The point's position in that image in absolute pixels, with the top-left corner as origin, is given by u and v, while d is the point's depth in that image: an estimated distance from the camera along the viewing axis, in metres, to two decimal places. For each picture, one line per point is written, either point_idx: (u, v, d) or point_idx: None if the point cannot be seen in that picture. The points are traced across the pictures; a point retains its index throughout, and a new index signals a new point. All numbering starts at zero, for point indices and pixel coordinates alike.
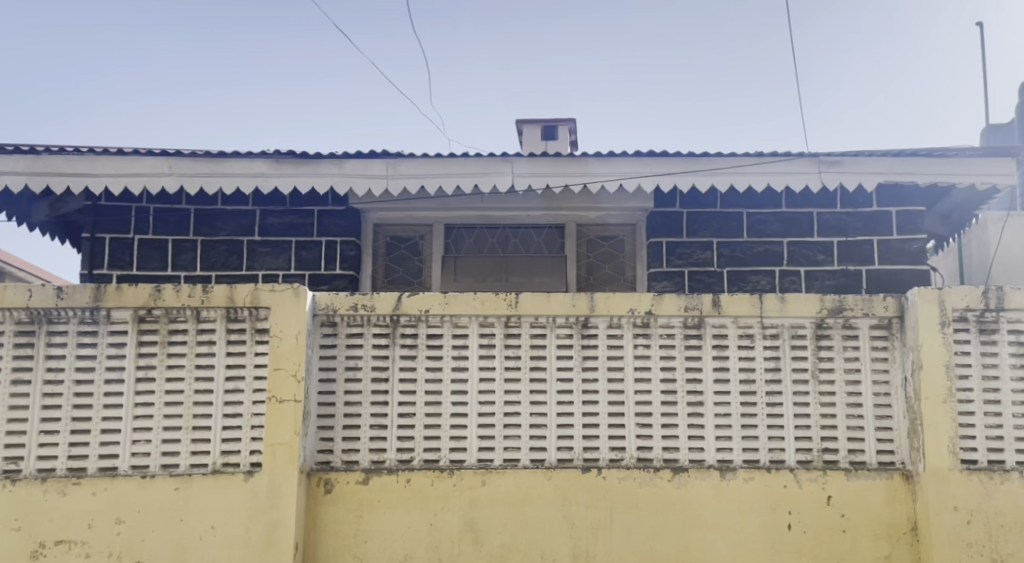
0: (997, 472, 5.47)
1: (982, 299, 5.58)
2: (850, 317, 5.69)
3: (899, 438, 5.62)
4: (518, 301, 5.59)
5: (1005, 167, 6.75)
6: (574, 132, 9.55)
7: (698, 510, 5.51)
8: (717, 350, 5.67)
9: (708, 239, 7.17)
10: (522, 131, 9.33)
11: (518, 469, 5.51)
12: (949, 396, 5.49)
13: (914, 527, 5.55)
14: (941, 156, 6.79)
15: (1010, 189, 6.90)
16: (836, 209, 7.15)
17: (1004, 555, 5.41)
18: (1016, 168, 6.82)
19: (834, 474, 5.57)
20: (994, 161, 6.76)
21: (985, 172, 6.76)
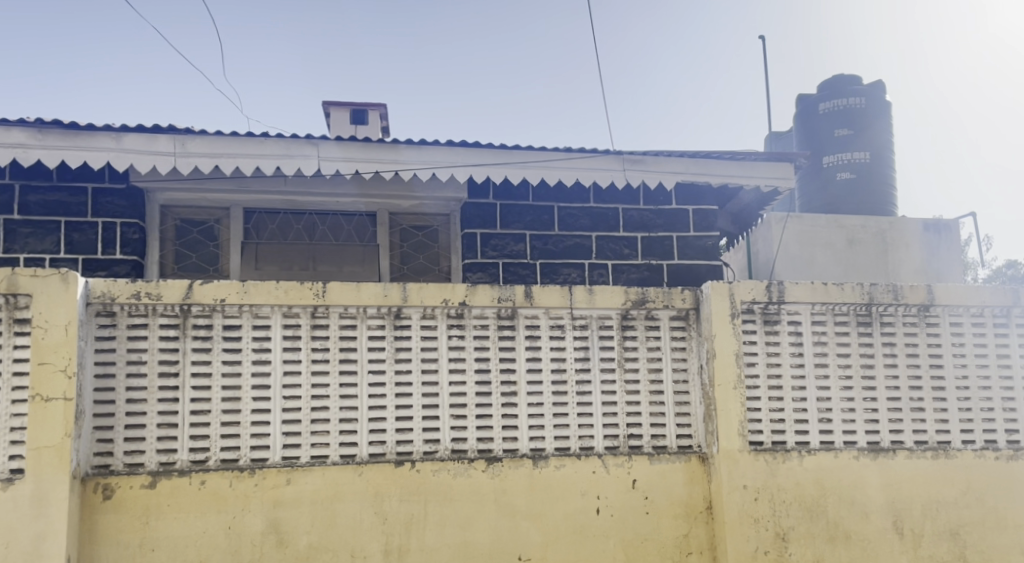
0: (779, 451, 5.77)
1: (766, 292, 5.87)
2: (652, 309, 5.82)
3: (696, 422, 5.81)
4: (326, 290, 5.33)
5: (787, 172, 7.24)
6: (385, 116, 9.34)
7: (509, 500, 5.45)
8: (530, 341, 5.64)
9: (520, 232, 7.12)
10: (329, 113, 9.01)
11: (327, 466, 5.25)
12: (738, 382, 5.74)
13: (709, 506, 5.73)
14: (732, 159, 7.12)
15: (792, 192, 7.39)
16: (639, 206, 7.29)
17: (786, 528, 5.68)
18: (795, 174, 7.30)
19: (640, 458, 5.67)
20: (777, 166, 7.21)
21: (770, 176, 7.21)
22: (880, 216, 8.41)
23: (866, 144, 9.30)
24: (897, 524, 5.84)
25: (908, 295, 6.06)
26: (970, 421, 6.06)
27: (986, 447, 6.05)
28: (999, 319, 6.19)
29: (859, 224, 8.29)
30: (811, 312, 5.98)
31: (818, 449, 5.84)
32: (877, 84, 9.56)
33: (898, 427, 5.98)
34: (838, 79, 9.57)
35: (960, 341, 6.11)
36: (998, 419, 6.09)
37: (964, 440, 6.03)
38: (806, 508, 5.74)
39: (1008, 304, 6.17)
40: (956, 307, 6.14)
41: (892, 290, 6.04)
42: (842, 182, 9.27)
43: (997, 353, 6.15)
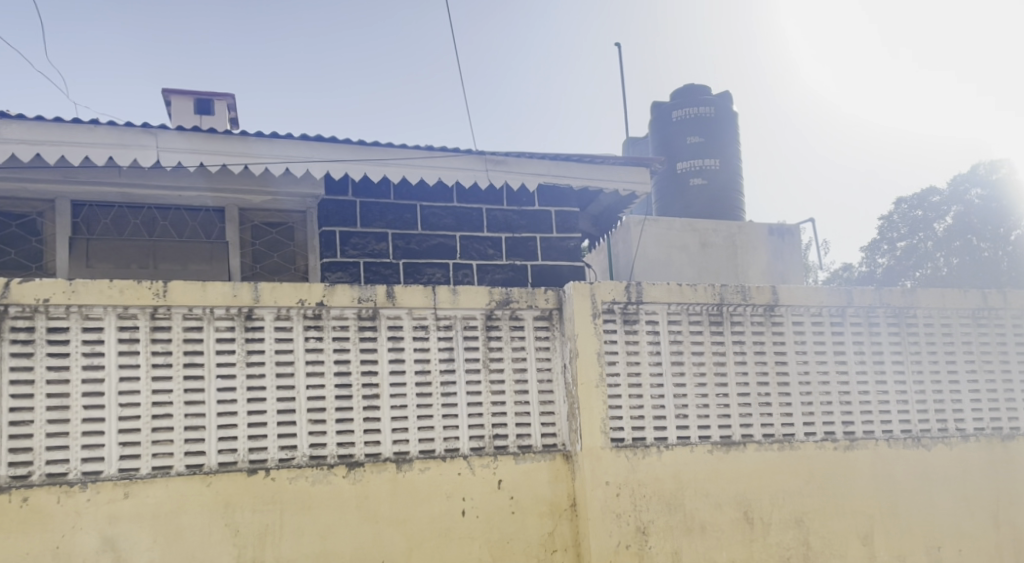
0: (639, 447, 5.80)
1: (625, 293, 5.94)
2: (516, 309, 5.76)
3: (560, 421, 5.78)
4: (167, 290, 5.00)
5: (645, 176, 7.32)
6: (233, 108, 8.97)
7: (371, 505, 5.24)
8: (392, 342, 5.46)
9: (382, 231, 6.89)
10: (169, 101, 8.54)
11: (170, 477, 4.92)
12: (600, 380, 5.74)
13: (573, 503, 5.69)
14: (591, 162, 7.13)
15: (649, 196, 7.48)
16: (502, 206, 7.19)
17: (646, 522, 5.70)
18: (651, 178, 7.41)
19: (505, 458, 5.57)
20: (636, 170, 7.28)
21: (629, 180, 7.27)
22: (729, 221, 8.63)
23: (717, 151, 9.46)
24: (747, 514, 5.96)
25: (754, 295, 6.29)
26: (811, 414, 6.32)
27: (826, 438, 6.31)
28: (835, 318, 6.55)
29: (710, 228, 8.47)
30: (667, 312, 6.09)
31: (675, 444, 5.91)
32: (725, 93, 9.74)
33: (748, 421, 6.14)
34: (690, 88, 9.69)
35: (801, 340, 6.40)
36: (835, 411, 6.39)
37: (806, 432, 6.27)
38: (665, 502, 5.78)
39: (842, 303, 6.53)
40: (797, 307, 6.42)
41: (740, 291, 6.25)
42: (695, 187, 9.36)
43: (834, 351, 6.48)
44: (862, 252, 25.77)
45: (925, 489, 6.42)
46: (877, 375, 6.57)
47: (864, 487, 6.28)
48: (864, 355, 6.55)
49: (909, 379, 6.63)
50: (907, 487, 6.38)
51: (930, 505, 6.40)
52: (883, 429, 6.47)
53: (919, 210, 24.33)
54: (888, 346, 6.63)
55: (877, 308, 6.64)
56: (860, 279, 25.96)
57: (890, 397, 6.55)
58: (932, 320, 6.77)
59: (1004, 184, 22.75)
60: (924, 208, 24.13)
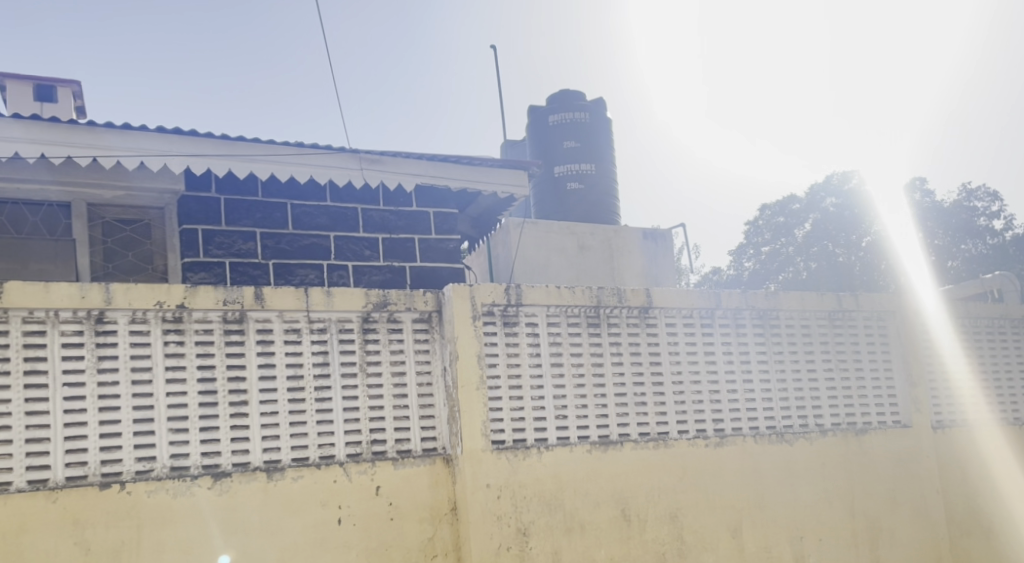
0: (520, 449, 5.71)
1: (504, 295, 5.86)
2: (394, 312, 5.59)
3: (440, 424, 5.62)
4: (4, 291, 4.62)
5: (524, 180, 7.24)
6: (77, 93, 8.50)
7: (240, 517, 4.95)
8: (261, 347, 5.19)
9: (250, 230, 6.55)
10: (6, 87, 7.97)
11: (10, 494, 4.53)
12: (481, 383, 5.64)
13: (454, 507, 5.54)
14: (469, 165, 7.00)
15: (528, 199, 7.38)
16: (378, 206, 6.95)
17: (526, 523, 5.60)
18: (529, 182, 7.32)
19: (383, 464, 5.36)
20: (514, 173, 7.17)
21: (508, 182, 7.15)
22: (605, 226, 8.56)
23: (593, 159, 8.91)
24: (624, 512, 5.95)
25: (630, 298, 6.31)
26: (684, 413, 6.39)
27: (698, 436, 6.39)
28: (706, 319, 6.66)
29: (588, 232, 8.38)
30: (547, 314, 6.04)
31: (554, 445, 5.85)
32: (599, 101, 9.22)
33: (625, 420, 6.15)
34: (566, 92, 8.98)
35: (674, 340, 6.48)
36: (707, 409, 6.49)
37: (679, 430, 6.34)
38: (544, 502, 5.71)
39: (712, 305, 6.65)
40: (670, 309, 6.50)
41: (617, 293, 6.26)
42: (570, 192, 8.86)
43: (704, 350, 6.59)
44: (729, 256, 26.56)
45: (789, 482, 6.59)
46: (745, 374, 6.73)
47: (734, 482, 6.39)
48: (732, 354, 6.71)
49: (772, 378, 6.82)
50: (773, 481, 6.54)
51: (795, 497, 6.57)
52: (750, 425, 6.62)
53: (781, 217, 25.30)
54: (754, 346, 6.81)
55: (743, 310, 6.81)
56: (727, 282, 26.76)
57: (756, 396, 6.72)
58: (793, 322, 7.01)
59: (857, 193, 23.95)
60: (785, 215, 25.12)
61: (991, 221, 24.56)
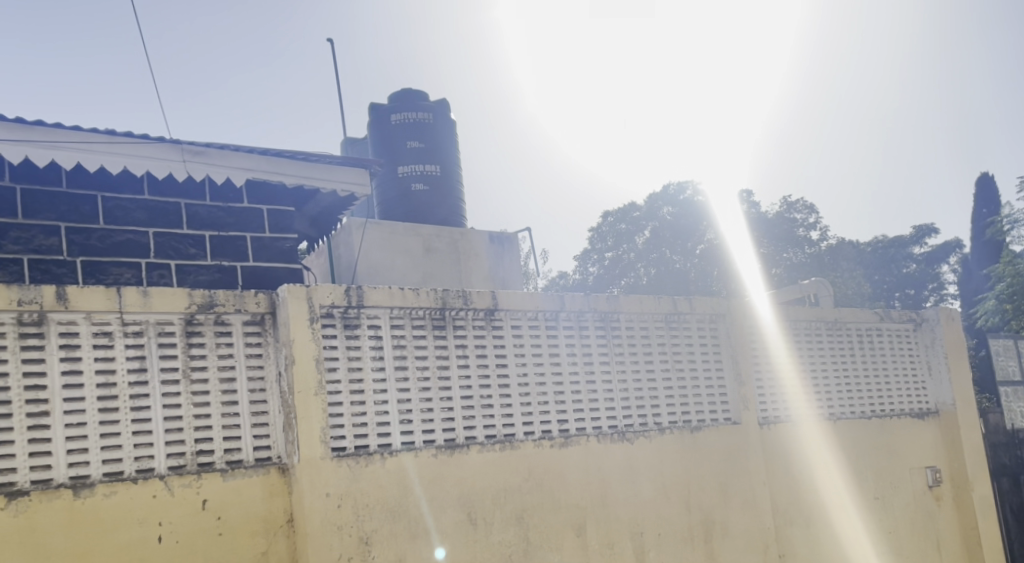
0: (362, 456, 5.47)
1: (345, 296, 5.60)
2: (221, 314, 5.24)
3: (275, 432, 5.31)
4: None
5: (364, 179, 6.99)
6: None
7: (41, 538, 4.50)
8: (66, 352, 4.75)
9: (54, 224, 5.82)
10: None
11: None
12: (319, 388, 5.35)
13: (290, 519, 5.24)
14: (305, 160, 6.65)
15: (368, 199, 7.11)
16: (205, 202, 6.33)
17: (368, 532, 5.37)
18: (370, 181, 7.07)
19: (210, 476, 5.00)
20: (353, 171, 6.90)
21: (347, 180, 6.86)
22: (451, 227, 8.08)
23: (441, 160, 8.36)
24: (470, 515, 5.81)
25: (476, 300, 6.18)
26: (530, 415, 6.32)
27: (543, 437, 6.33)
28: (551, 321, 6.62)
29: (433, 233, 7.90)
30: (390, 316, 5.83)
31: (399, 450, 5.65)
32: (442, 100, 8.62)
33: (471, 423, 6.02)
34: (406, 91, 8.42)
35: (520, 342, 6.40)
36: (552, 410, 6.44)
37: (525, 432, 6.25)
38: (388, 509, 5.49)
39: (557, 308, 6.61)
40: (517, 311, 6.42)
41: (463, 295, 6.12)
42: (416, 193, 8.16)
43: (549, 351, 6.55)
44: (573, 261, 26.96)
45: (631, 480, 6.63)
46: (588, 375, 6.73)
47: (577, 481, 6.37)
48: (575, 357, 6.69)
49: (614, 378, 6.86)
50: (616, 479, 6.56)
51: (635, 493, 6.62)
52: (594, 425, 6.62)
53: (621, 224, 25.93)
54: (597, 348, 6.83)
55: (586, 313, 6.81)
56: (570, 287, 27.12)
57: (599, 396, 6.73)
58: (633, 324, 7.08)
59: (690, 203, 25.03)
60: (626, 222, 25.77)
61: (809, 232, 26.36)
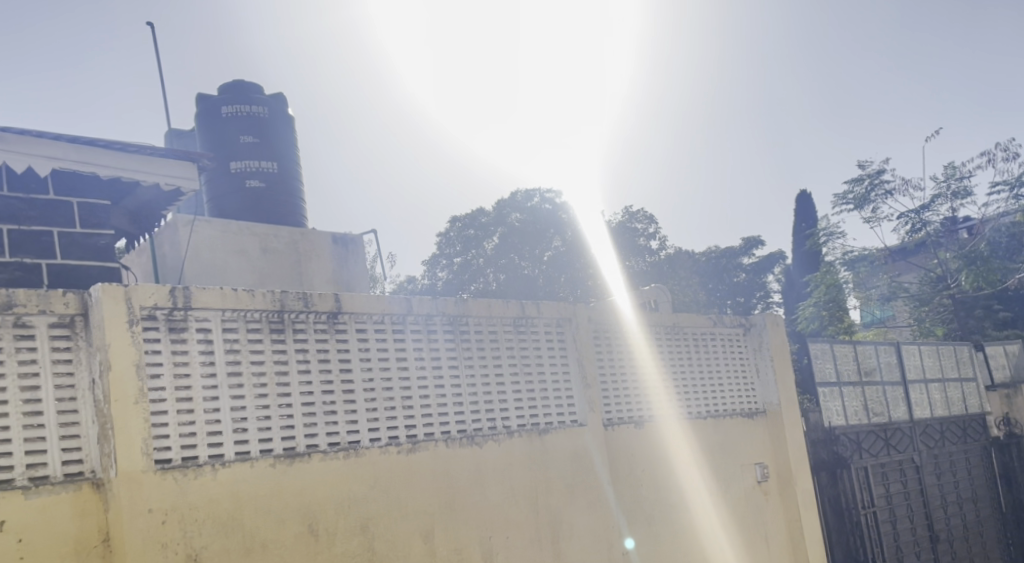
0: (190, 468, 5.13)
1: (170, 298, 5.25)
2: (22, 315, 4.81)
3: (88, 445, 4.90)
4: None
5: (192, 172, 6.60)
6: None
7: None
8: None
9: None
10: None
11: None
12: (140, 396, 4.98)
13: (105, 539, 4.83)
14: (122, 151, 6.21)
15: (194, 194, 6.70)
16: (3, 192, 5.78)
17: (197, 549, 5.04)
18: (198, 176, 6.68)
19: (9, 495, 4.55)
20: (178, 163, 6.50)
21: (171, 173, 6.45)
22: (291, 227, 7.75)
23: (278, 157, 8.03)
24: (312, 527, 5.54)
25: (317, 302, 5.93)
26: (376, 421, 6.10)
27: (389, 443, 6.12)
28: (397, 325, 6.43)
29: (270, 233, 7.54)
30: (221, 319, 5.49)
31: (233, 460, 5.32)
32: (278, 93, 8.27)
33: (313, 430, 5.75)
34: (241, 83, 8.06)
35: (365, 346, 6.18)
36: (399, 415, 6.25)
37: (371, 438, 6.03)
38: (219, 524, 5.17)
39: (403, 311, 6.43)
40: (361, 315, 6.19)
41: (302, 298, 5.85)
42: (252, 190, 7.80)
43: (397, 355, 6.36)
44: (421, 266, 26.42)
45: (479, 484, 6.52)
46: (436, 379, 6.57)
47: (425, 486, 6.20)
48: (424, 360, 6.53)
49: (463, 382, 6.73)
50: (464, 484, 6.43)
51: (483, 497, 6.51)
52: (442, 430, 6.47)
53: (470, 229, 25.84)
54: (445, 352, 6.69)
55: (434, 316, 6.66)
56: (417, 291, 26.61)
57: (448, 401, 6.58)
58: (482, 327, 6.98)
59: (537, 210, 25.49)
60: (474, 228, 25.77)
61: (649, 241, 27.19)
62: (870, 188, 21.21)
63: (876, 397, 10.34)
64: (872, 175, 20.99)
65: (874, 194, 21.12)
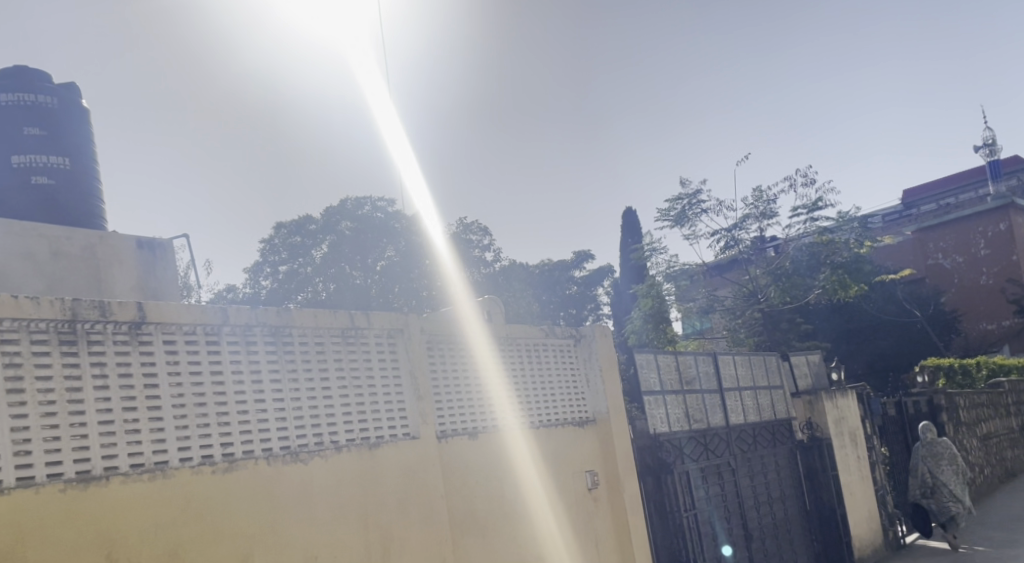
0: None
1: None
2: None
3: None
4: None
5: None
6: None
7: None
8: None
9: None
10: None
11: None
12: None
13: None
14: None
15: None
16: None
17: None
18: None
19: None
20: None
21: None
22: (87, 229, 7.10)
23: (70, 151, 7.40)
24: (111, 556, 5.02)
25: (116, 311, 5.42)
26: (186, 439, 5.62)
27: (202, 463, 5.65)
28: (212, 336, 5.96)
29: (63, 235, 6.85)
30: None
31: (13, 487, 4.76)
32: (67, 83, 7.60)
33: (111, 452, 5.23)
34: (23, 67, 7.31)
35: (174, 359, 5.69)
36: (213, 433, 5.78)
37: (181, 458, 5.55)
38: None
39: (218, 322, 5.97)
40: (169, 325, 5.70)
41: (98, 307, 5.34)
42: (39, 187, 7.12)
43: (211, 368, 5.89)
44: (244, 274, 25.63)
45: (304, 502, 6.13)
46: (256, 394, 6.13)
47: (243, 506, 5.75)
48: (242, 373, 6.07)
49: (286, 396, 6.31)
50: (287, 502, 6.02)
51: (309, 515, 6.12)
52: (263, 447, 6.03)
53: (297, 236, 25.34)
54: (266, 365, 6.25)
55: (254, 326, 6.21)
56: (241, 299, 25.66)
57: (270, 416, 6.15)
58: (307, 338, 6.57)
59: (366, 217, 25.21)
60: (300, 235, 25.38)
61: (484, 252, 27.39)
62: (688, 204, 22.25)
63: (695, 404, 10.60)
64: (689, 196, 22.25)
65: (689, 211, 22.23)
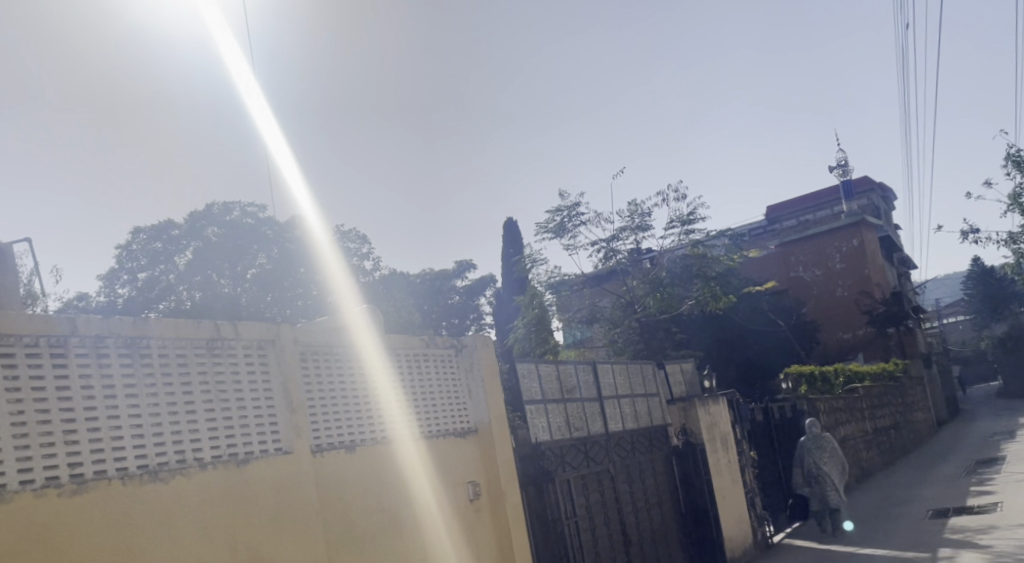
0: None
1: None
2: None
3: None
4: None
5: None
6: None
7: None
8: None
9: None
10: None
11: None
12: None
13: None
14: None
15: None
16: None
17: None
18: None
19: None
20: None
21: None
22: None
23: None
24: None
25: None
26: (28, 460, 5.11)
27: (47, 485, 5.15)
28: (58, 348, 5.46)
29: None
30: None
31: None
32: None
33: None
34: None
35: (12, 373, 5.18)
36: (59, 453, 5.28)
37: (21, 481, 5.04)
38: None
39: (63, 333, 5.49)
40: (7, 336, 5.20)
41: None
42: None
43: (56, 383, 5.39)
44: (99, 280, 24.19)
45: (165, 523, 5.67)
46: (110, 410, 5.64)
47: (93, 530, 5.27)
48: (93, 388, 5.58)
49: (145, 411, 5.83)
50: (144, 524, 5.55)
51: (169, 538, 5.67)
52: (117, 466, 5.55)
53: (156, 242, 24.21)
54: (121, 378, 5.75)
55: (107, 337, 5.73)
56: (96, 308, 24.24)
57: (125, 433, 5.67)
58: (168, 349, 6.08)
59: (234, 223, 24.72)
60: (162, 241, 24.24)
61: (362, 261, 27.01)
62: (567, 216, 22.35)
63: (576, 412, 10.52)
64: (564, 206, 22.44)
65: (569, 223, 22.33)
